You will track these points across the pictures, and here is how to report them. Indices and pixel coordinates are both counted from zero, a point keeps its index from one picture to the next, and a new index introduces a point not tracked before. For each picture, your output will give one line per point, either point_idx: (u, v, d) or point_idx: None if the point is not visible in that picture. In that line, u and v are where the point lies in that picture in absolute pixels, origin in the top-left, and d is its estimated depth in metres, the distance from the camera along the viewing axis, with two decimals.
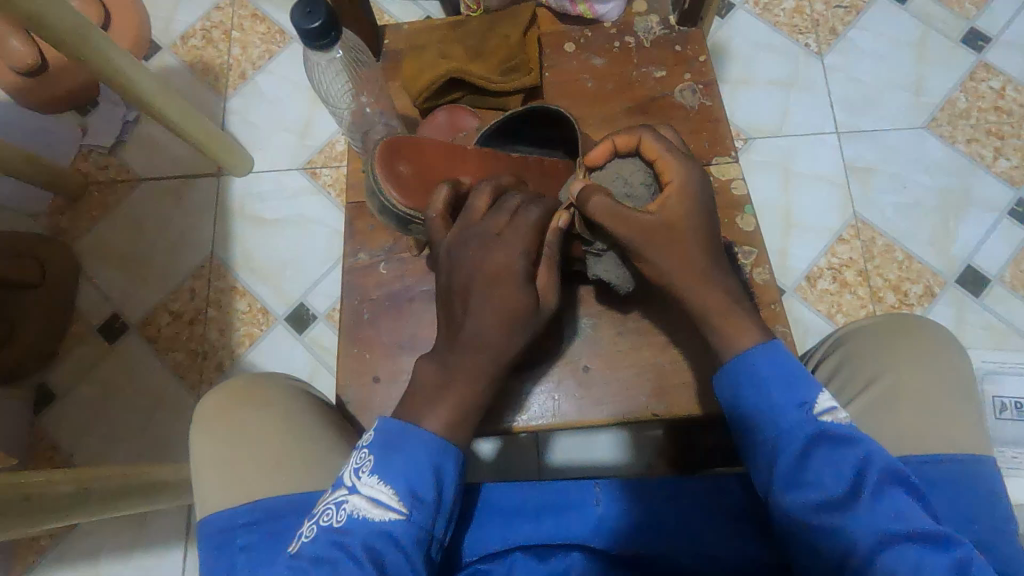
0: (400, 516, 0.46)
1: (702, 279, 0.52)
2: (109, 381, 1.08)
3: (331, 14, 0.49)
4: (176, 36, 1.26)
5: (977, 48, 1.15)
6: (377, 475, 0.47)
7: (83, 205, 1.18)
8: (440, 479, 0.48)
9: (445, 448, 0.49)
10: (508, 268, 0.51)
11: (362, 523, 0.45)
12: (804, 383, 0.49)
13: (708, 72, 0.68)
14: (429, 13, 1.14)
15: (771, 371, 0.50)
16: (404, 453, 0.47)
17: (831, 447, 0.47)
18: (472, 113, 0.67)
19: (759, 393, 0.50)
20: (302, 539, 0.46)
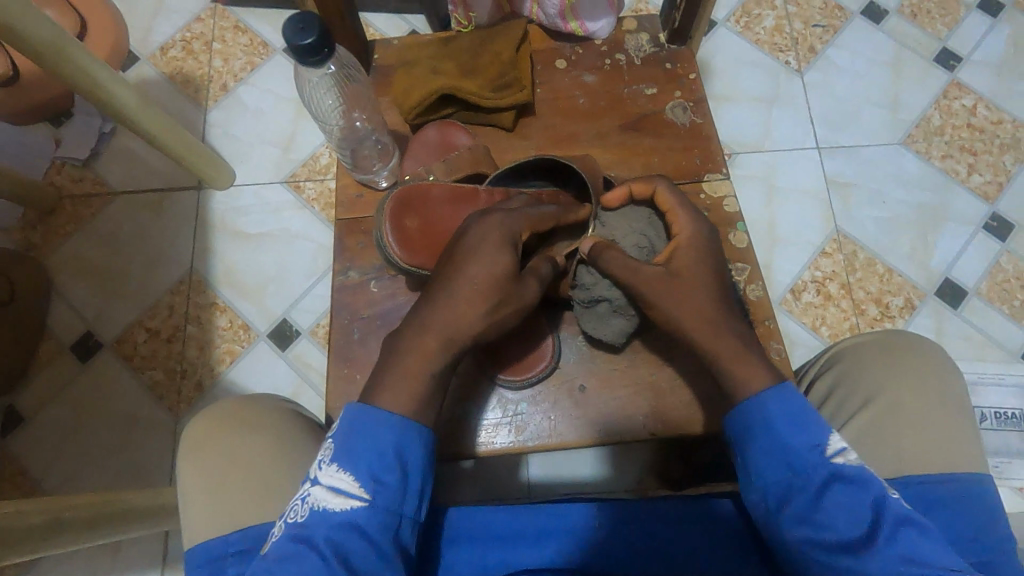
0: (363, 502, 0.44)
1: (711, 326, 0.52)
2: (82, 401, 1.05)
3: (324, 31, 0.48)
4: (155, 47, 1.24)
5: (949, 67, 1.19)
6: (337, 463, 0.45)
7: (55, 219, 1.14)
8: (403, 459, 0.46)
9: (409, 430, 0.46)
10: (494, 272, 0.50)
11: (323, 515, 0.43)
12: (813, 424, 0.49)
13: (698, 90, 0.69)
14: (414, 27, 1.14)
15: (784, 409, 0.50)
16: (364, 438, 0.45)
17: (842, 489, 0.47)
18: (463, 131, 0.66)
19: (770, 433, 0.50)
20: (270, 538, 0.44)
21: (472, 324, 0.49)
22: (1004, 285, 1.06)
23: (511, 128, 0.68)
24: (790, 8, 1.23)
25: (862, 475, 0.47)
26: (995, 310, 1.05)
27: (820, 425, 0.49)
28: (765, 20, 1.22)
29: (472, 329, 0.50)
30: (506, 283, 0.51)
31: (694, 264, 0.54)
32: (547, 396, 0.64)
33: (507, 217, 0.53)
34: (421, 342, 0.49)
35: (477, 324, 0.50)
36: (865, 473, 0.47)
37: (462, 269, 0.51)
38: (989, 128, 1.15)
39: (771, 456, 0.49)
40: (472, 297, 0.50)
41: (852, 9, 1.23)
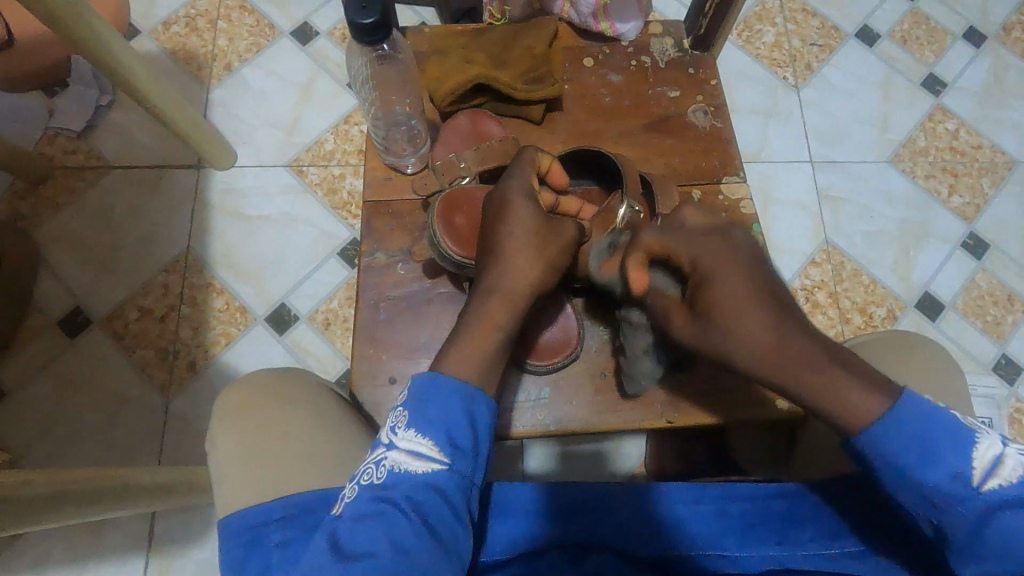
0: (442, 466, 0.45)
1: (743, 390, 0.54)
2: (67, 379, 1.02)
3: (384, 11, 0.49)
4: (157, 21, 1.22)
5: (935, 92, 1.25)
6: (414, 428, 0.46)
7: (46, 190, 1.11)
8: (474, 424, 0.48)
9: (476, 396, 0.48)
10: (528, 219, 0.55)
11: (404, 476, 0.44)
12: (942, 456, 0.47)
13: (719, 96, 0.72)
14: (425, 20, 1.15)
15: (904, 444, 0.47)
16: (438, 403, 0.47)
17: (1000, 513, 0.46)
18: (494, 120, 0.67)
19: (907, 469, 0.47)
20: (344, 499, 0.44)
21: (527, 267, 0.53)
22: (979, 300, 1.12)
23: (539, 121, 0.69)
24: (789, 25, 1.28)
25: (1016, 490, 0.46)
26: (970, 324, 1.11)
27: (960, 449, 0.47)
28: (766, 36, 1.26)
29: (530, 278, 0.53)
30: (542, 224, 0.55)
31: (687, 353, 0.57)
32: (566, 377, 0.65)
33: (516, 174, 0.58)
34: (485, 301, 0.53)
35: (536, 272, 0.54)
36: (1023, 486, 0.46)
37: (500, 228, 0.55)
38: (970, 152, 1.21)
39: (902, 489, 0.48)
40: (517, 248, 0.53)
41: (848, 31, 1.28)
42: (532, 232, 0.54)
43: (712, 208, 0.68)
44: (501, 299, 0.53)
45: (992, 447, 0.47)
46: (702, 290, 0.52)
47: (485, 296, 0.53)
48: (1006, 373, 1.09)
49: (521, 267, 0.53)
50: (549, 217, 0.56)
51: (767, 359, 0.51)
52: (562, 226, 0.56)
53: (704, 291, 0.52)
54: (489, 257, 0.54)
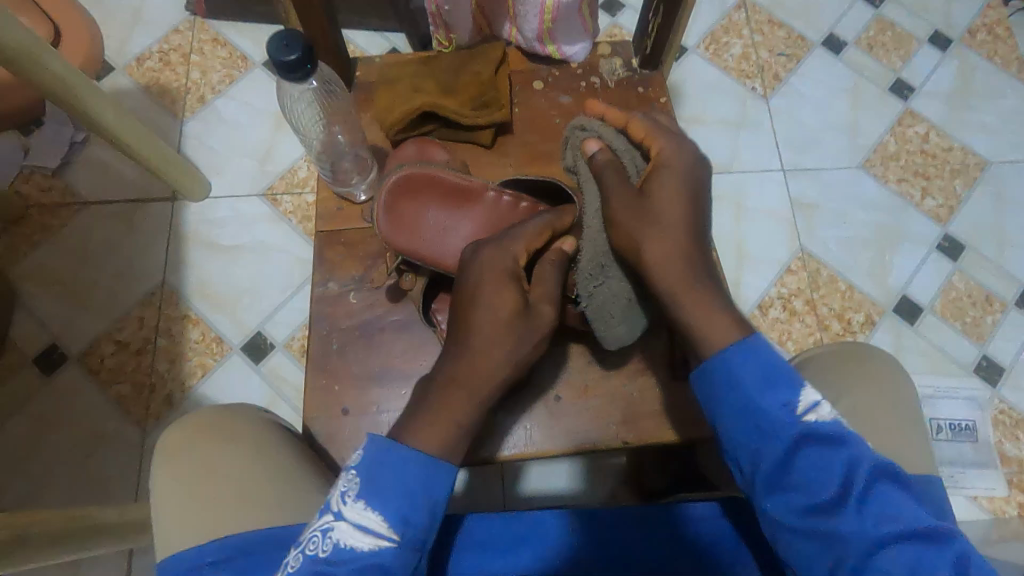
0: (390, 542, 0.45)
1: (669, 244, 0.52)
2: (45, 416, 1.01)
3: (307, 48, 0.51)
4: (131, 57, 1.23)
5: (903, 96, 1.26)
6: (364, 501, 0.46)
7: (22, 228, 1.12)
8: (431, 499, 0.47)
9: (437, 469, 0.48)
10: (500, 317, 0.53)
11: (349, 552, 0.44)
12: (779, 385, 0.47)
13: (668, 113, 0.72)
14: (394, 45, 1.16)
15: (734, 397, 0.48)
16: (394, 476, 0.46)
17: (816, 444, 0.45)
18: (441, 147, 0.68)
19: (723, 397, 0.48)
20: (288, 567, 0.45)
21: (492, 370, 0.52)
22: (956, 303, 1.12)
23: (489, 145, 0.70)
24: (755, 37, 1.29)
25: (832, 429, 0.46)
26: (948, 325, 1.11)
27: (780, 383, 0.47)
28: (733, 48, 1.28)
29: (493, 374, 0.52)
30: (514, 321, 0.53)
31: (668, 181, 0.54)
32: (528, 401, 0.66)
33: (501, 253, 0.56)
34: (443, 393, 0.51)
35: (504, 371, 0.53)
36: (839, 427, 0.46)
37: (469, 311, 0.54)
38: (940, 154, 1.22)
39: (739, 450, 0.48)
40: (486, 342, 0.52)
41: (814, 40, 1.30)
42: (502, 322, 0.53)
43: None
44: (463, 393, 0.51)
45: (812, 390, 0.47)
46: (653, 175, 0.55)
47: (444, 388, 0.52)
48: (987, 374, 1.08)
49: (484, 363, 0.52)
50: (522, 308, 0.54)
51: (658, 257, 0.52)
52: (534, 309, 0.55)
53: (653, 179, 0.55)
54: (460, 346, 0.53)
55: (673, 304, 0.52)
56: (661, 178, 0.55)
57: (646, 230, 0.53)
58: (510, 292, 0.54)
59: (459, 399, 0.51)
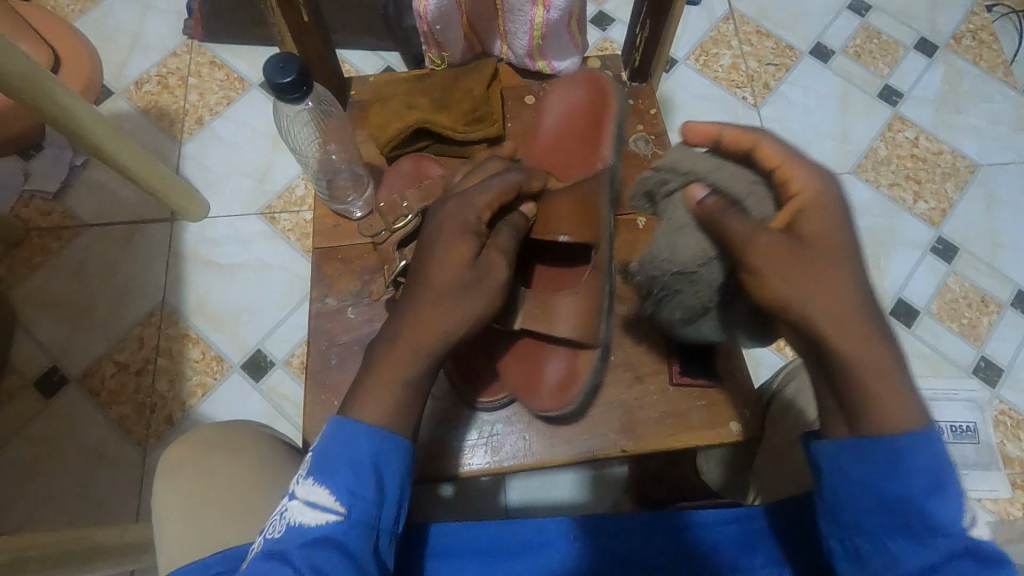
0: (338, 517, 0.45)
1: (824, 310, 0.44)
2: (46, 439, 1.01)
3: (302, 70, 0.53)
4: (129, 81, 1.25)
5: (892, 102, 1.28)
6: (314, 477, 0.46)
7: (22, 251, 1.13)
8: (379, 471, 0.48)
9: (386, 440, 0.49)
10: (453, 271, 0.54)
11: (299, 528, 0.45)
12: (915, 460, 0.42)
13: (658, 124, 0.75)
14: (389, 64, 1.18)
15: (861, 481, 0.44)
16: (339, 452, 0.47)
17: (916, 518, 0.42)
18: (436, 162, 0.70)
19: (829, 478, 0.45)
20: (250, 549, 0.45)
21: (443, 325, 0.52)
22: (952, 305, 1.13)
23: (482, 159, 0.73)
24: (744, 47, 1.31)
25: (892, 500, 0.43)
26: (946, 327, 1.11)
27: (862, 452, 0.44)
28: (722, 59, 1.30)
29: (449, 329, 0.52)
30: (467, 271, 0.54)
31: (831, 213, 0.46)
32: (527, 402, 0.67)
33: (462, 201, 0.57)
34: (390, 350, 0.51)
35: (463, 319, 0.53)
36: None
37: (432, 257, 0.55)
38: (931, 158, 1.23)
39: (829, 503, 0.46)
40: (441, 293, 0.53)
41: (802, 49, 1.32)
42: (462, 274, 0.54)
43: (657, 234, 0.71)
44: (411, 344, 0.51)
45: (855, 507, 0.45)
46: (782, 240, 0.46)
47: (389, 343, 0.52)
48: (987, 375, 1.08)
49: (438, 318, 0.52)
50: (479, 260, 0.55)
51: (839, 332, 0.44)
52: (491, 259, 0.56)
53: (806, 220, 0.46)
54: (415, 294, 0.54)
55: (830, 364, 0.45)
56: (814, 220, 0.46)
57: (818, 286, 0.45)
58: (475, 248, 0.55)
59: (410, 364, 0.51)
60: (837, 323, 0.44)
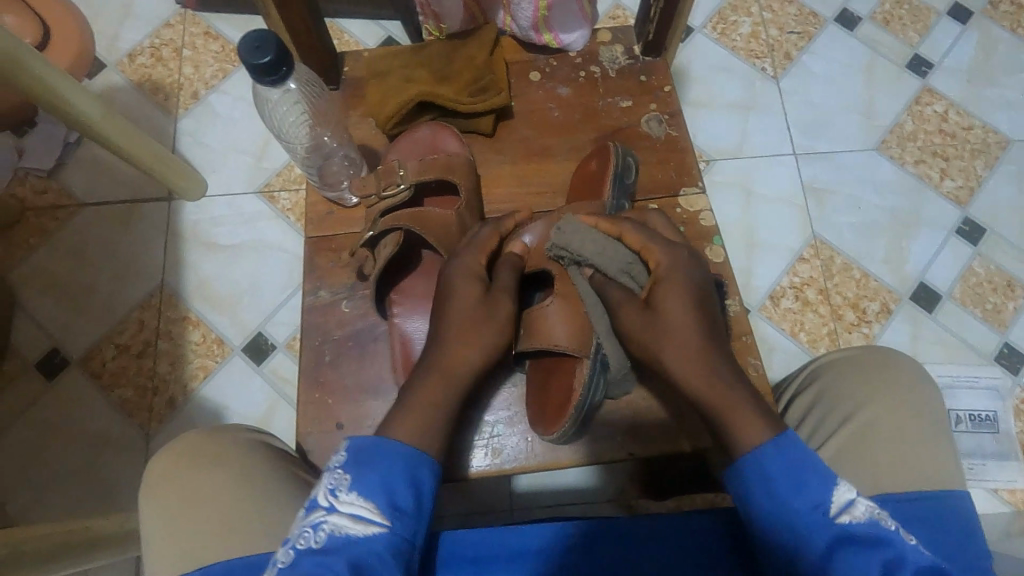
0: (383, 529, 0.45)
1: (696, 353, 0.53)
2: (50, 421, 1.01)
3: (280, 48, 0.51)
4: (122, 54, 1.21)
5: (921, 73, 1.20)
6: (355, 491, 0.46)
7: (19, 231, 1.11)
8: (418, 490, 0.49)
9: (420, 460, 0.50)
10: (466, 307, 0.58)
11: (347, 541, 0.44)
12: (812, 483, 0.45)
13: (673, 103, 0.72)
14: (390, 34, 1.13)
15: (797, 523, 0.45)
16: (381, 469, 0.48)
17: (851, 549, 0.42)
18: (453, 135, 0.69)
19: (766, 506, 0.46)
20: (277, 565, 0.43)
21: (468, 358, 0.56)
22: (977, 289, 1.08)
23: (490, 132, 0.71)
24: (765, 14, 1.24)
25: (869, 531, 0.42)
26: (969, 313, 1.07)
27: (811, 482, 0.45)
28: (741, 27, 1.23)
29: (470, 361, 0.56)
30: (478, 310, 0.58)
31: (676, 284, 0.57)
32: (522, 392, 0.67)
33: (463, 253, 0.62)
34: (424, 377, 0.55)
35: (475, 353, 0.57)
36: (876, 527, 0.42)
37: (444, 303, 0.60)
38: (960, 134, 1.17)
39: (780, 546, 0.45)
40: (455, 337, 0.57)
41: (826, 16, 1.24)
42: (474, 314, 0.58)
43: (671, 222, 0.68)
44: (437, 376, 0.55)
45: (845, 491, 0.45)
46: (658, 288, 0.57)
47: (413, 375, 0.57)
48: (1010, 362, 1.04)
49: (454, 358, 0.56)
50: (485, 296, 0.59)
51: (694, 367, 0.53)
52: (495, 296, 0.60)
53: (660, 290, 0.56)
54: (436, 340, 0.58)
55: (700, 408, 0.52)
56: (666, 289, 0.56)
57: (666, 341, 0.54)
58: (476, 289, 0.60)
59: (439, 386, 0.55)
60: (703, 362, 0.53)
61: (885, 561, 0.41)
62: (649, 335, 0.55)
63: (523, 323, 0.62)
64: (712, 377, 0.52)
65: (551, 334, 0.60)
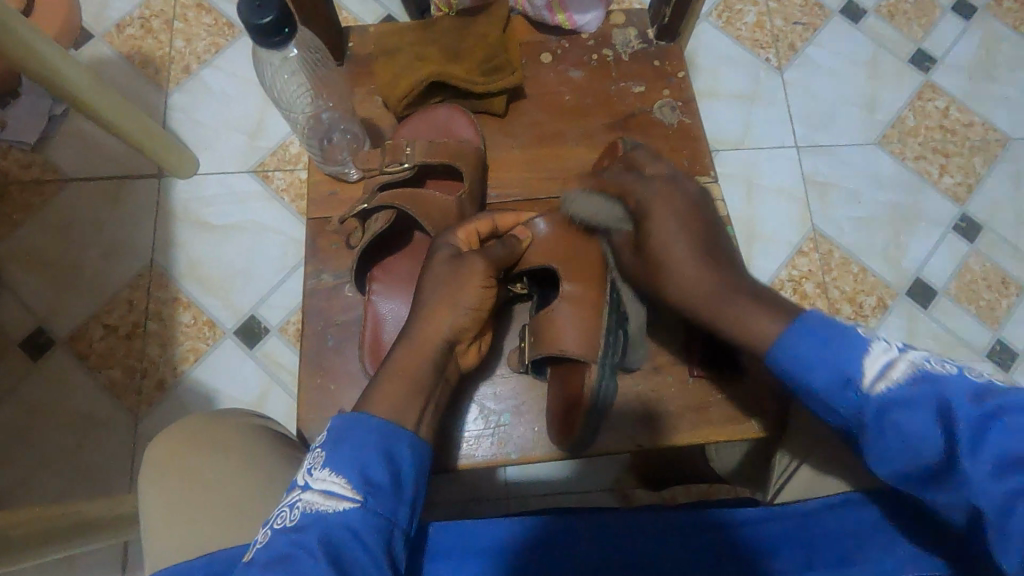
0: (355, 504, 0.43)
1: (694, 265, 0.54)
2: (34, 401, 0.98)
3: (283, 11, 0.49)
4: (110, 24, 1.16)
5: (924, 68, 1.20)
6: (329, 467, 0.45)
7: (2, 206, 1.07)
8: (396, 465, 0.47)
9: (397, 434, 0.48)
10: (436, 271, 0.59)
11: (319, 517, 0.42)
12: (841, 348, 0.43)
13: (685, 90, 0.71)
14: (390, 12, 1.10)
15: (838, 397, 0.43)
16: (354, 443, 0.46)
17: (902, 408, 0.39)
18: (469, 123, 0.67)
19: (802, 379, 0.45)
20: (254, 545, 0.42)
21: (442, 326, 0.56)
22: (972, 285, 1.09)
23: (503, 113, 0.70)
24: (771, 4, 1.22)
25: (914, 387, 0.40)
26: (963, 309, 1.08)
27: (844, 352, 0.43)
28: (747, 16, 1.21)
29: (445, 327, 0.56)
30: (453, 271, 0.58)
31: (670, 209, 0.58)
32: (529, 383, 0.67)
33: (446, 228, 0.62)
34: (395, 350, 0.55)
35: (450, 317, 0.56)
36: (918, 384, 0.39)
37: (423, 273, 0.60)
38: (960, 130, 1.17)
39: (834, 408, 0.44)
40: (434, 305, 0.57)
41: (832, 7, 1.23)
42: (451, 279, 0.57)
43: None
44: (408, 346, 0.55)
45: (881, 352, 0.42)
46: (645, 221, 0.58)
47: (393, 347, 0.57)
48: (1001, 359, 1.06)
49: (430, 331, 0.56)
50: (463, 259, 0.59)
51: (702, 286, 0.53)
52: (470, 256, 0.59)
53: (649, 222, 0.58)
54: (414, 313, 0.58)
55: (717, 321, 0.52)
56: (655, 221, 0.57)
57: (666, 275, 0.55)
58: (458, 256, 0.59)
59: (416, 360, 0.54)
60: (715, 267, 0.54)
61: (936, 411, 0.38)
62: (665, 258, 0.56)
63: (534, 328, 0.61)
64: (732, 280, 0.53)
65: (561, 338, 0.59)
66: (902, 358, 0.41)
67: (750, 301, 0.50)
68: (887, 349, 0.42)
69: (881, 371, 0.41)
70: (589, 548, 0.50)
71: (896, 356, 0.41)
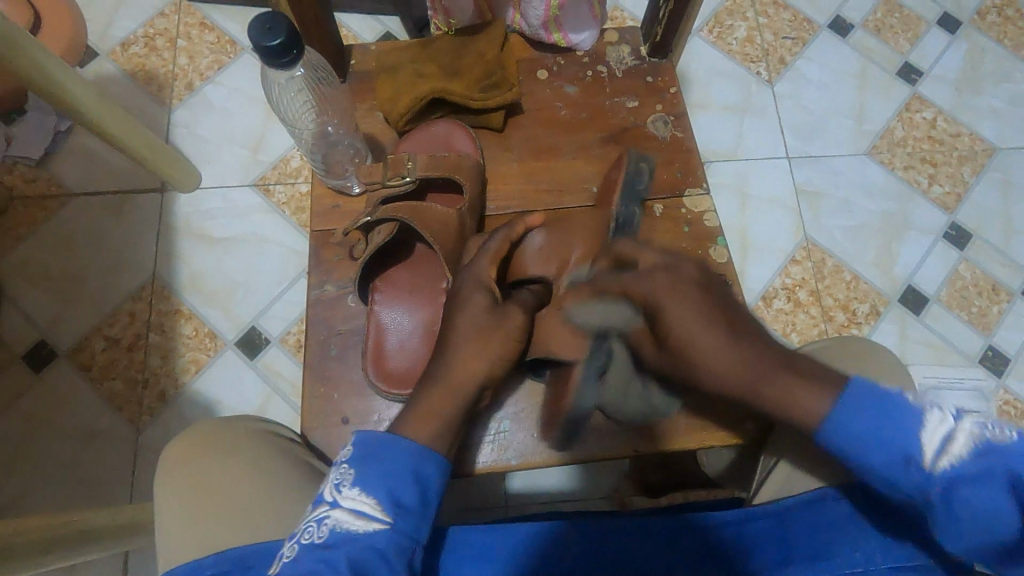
0: (383, 525, 0.45)
1: (726, 351, 0.53)
2: (36, 413, 0.99)
3: (292, 32, 0.51)
4: (114, 42, 1.19)
5: (911, 81, 1.23)
6: (358, 487, 0.46)
7: (6, 221, 1.08)
8: (423, 487, 0.49)
9: (426, 457, 0.50)
10: (471, 317, 0.58)
11: (348, 535, 0.44)
12: (891, 430, 0.43)
13: (678, 105, 0.73)
14: (389, 29, 1.13)
15: (887, 471, 0.43)
16: (387, 466, 0.48)
17: (970, 482, 0.39)
18: (467, 137, 0.70)
19: (856, 461, 0.45)
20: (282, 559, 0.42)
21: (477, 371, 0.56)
22: (963, 292, 1.11)
23: (500, 128, 0.72)
24: (761, 19, 1.25)
25: (980, 460, 0.39)
26: (954, 315, 1.09)
27: (896, 429, 0.43)
28: (738, 31, 1.24)
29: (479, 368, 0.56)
30: (488, 319, 0.58)
31: (683, 295, 0.55)
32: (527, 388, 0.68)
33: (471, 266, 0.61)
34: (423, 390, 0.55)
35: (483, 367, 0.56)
36: (983, 457, 0.39)
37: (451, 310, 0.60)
38: (948, 141, 1.19)
39: (895, 487, 0.44)
40: (465, 349, 0.56)
41: (820, 22, 1.26)
42: (486, 327, 0.57)
43: (676, 221, 0.70)
44: (438, 389, 0.55)
45: (939, 421, 0.42)
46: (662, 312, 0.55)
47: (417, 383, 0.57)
48: (993, 365, 1.07)
49: (463, 373, 0.56)
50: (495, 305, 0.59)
51: (734, 376, 0.52)
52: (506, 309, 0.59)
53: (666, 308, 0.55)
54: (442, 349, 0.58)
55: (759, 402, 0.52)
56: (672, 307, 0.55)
57: (697, 358, 0.54)
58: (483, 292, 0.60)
59: (444, 402, 0.54)
60: (748, 354, 0.52)
61: (1007, 486, 0.38)
62: (691, 345, 0.54)
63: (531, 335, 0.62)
64: (773, 363, 0.51)
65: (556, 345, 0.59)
66: (962, 425, 0.41)
67: (785, 374, 0.50)
68: (946, 416, 0.42)
69: (941, 445, 0.41)
70: (588, 554, 0.52)
71: (960, 423, 0.41)
